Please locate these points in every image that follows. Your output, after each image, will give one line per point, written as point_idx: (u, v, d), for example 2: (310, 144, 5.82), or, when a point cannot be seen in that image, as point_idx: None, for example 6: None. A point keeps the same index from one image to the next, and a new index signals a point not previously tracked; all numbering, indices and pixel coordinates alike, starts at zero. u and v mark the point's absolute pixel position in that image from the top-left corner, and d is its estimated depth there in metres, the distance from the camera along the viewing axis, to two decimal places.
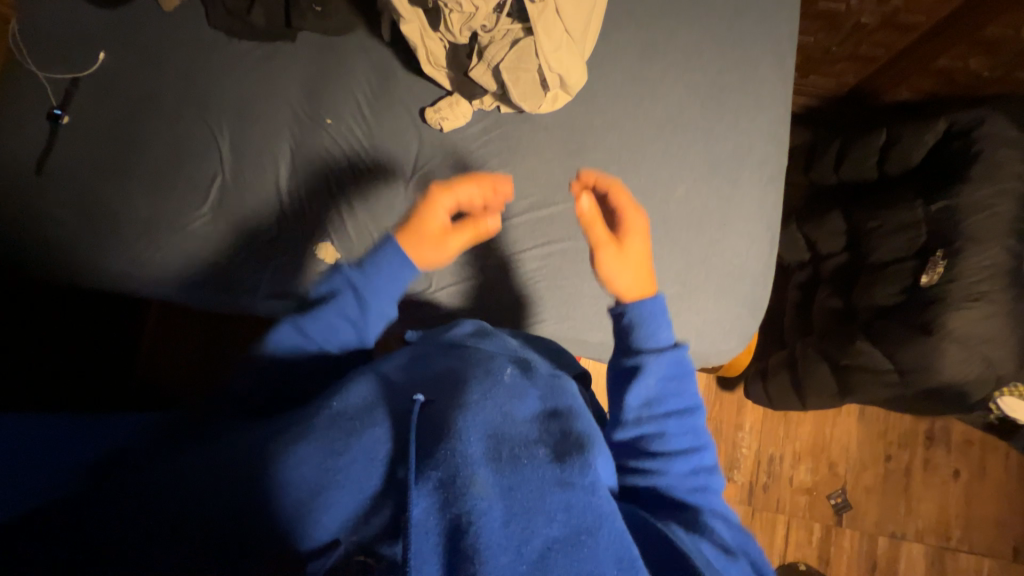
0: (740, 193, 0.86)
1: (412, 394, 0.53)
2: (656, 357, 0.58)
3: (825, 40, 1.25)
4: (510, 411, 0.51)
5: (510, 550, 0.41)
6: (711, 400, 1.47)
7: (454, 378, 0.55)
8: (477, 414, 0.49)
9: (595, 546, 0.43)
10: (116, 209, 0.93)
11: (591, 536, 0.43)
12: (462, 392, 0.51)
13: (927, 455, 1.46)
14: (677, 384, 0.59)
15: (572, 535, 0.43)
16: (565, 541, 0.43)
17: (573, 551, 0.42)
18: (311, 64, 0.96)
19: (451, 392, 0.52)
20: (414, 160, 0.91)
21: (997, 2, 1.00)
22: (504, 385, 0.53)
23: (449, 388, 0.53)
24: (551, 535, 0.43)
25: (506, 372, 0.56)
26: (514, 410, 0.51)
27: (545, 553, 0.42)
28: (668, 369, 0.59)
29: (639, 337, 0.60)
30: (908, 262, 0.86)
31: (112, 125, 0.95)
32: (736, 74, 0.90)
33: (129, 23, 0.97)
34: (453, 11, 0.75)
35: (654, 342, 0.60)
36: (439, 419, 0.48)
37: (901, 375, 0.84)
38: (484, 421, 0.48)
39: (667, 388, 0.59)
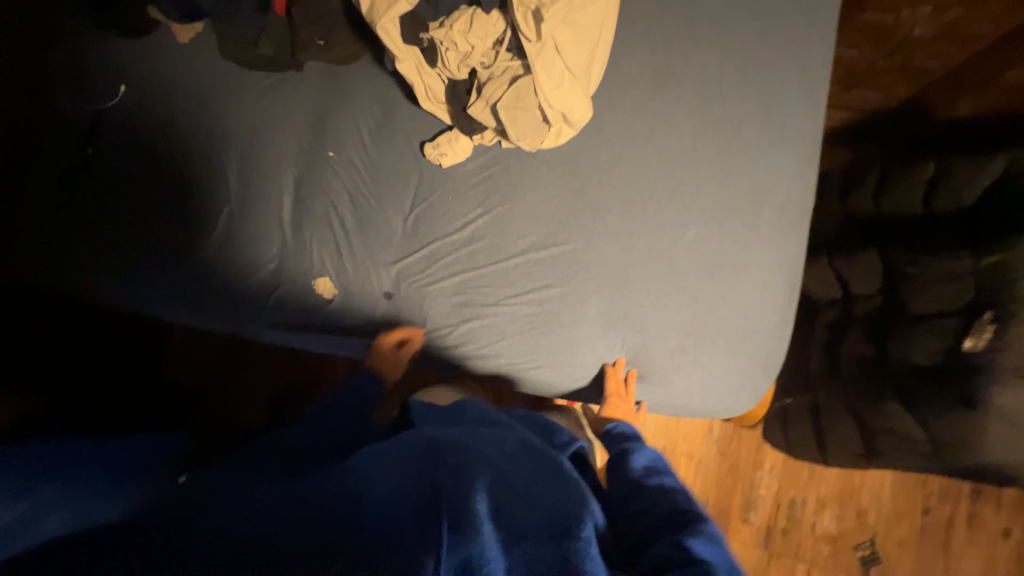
0: (757, 237, 0.79)
1: (423, 462, 0.57)
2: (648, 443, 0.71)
3: (869, 55, 1.13)
4: (507, 480, 0.56)
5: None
6: (728, 435, 1.39)
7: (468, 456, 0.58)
8: (481, 478, 0.54)
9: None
10: (130, 238, 0.96)
11: None
12: (474, 465, 0.56)
13: (972, 511, 1.32)
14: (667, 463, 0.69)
15: None
16: None
17: None
18: (316, 94, 0.95)
19: (459, 461, 0.57)
20: (413, 194, 0.89)
21: None
22: (501, 461, 0.60)
23: (466, 462, 0.57)
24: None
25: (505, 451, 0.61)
26: (511, 480, 0.56)
27: None
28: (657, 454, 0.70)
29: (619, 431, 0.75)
30: (952, 320, 0.76)
31: (130, 155, 0.98)
32: (759, 105, 0.82)
33: (147, 55, 1.00)
34: (450, 49, 0.73)
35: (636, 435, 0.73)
36: (458, 485, 0.52)
37: (933, 447, 0.77)
38: (487, 484, 0.53)
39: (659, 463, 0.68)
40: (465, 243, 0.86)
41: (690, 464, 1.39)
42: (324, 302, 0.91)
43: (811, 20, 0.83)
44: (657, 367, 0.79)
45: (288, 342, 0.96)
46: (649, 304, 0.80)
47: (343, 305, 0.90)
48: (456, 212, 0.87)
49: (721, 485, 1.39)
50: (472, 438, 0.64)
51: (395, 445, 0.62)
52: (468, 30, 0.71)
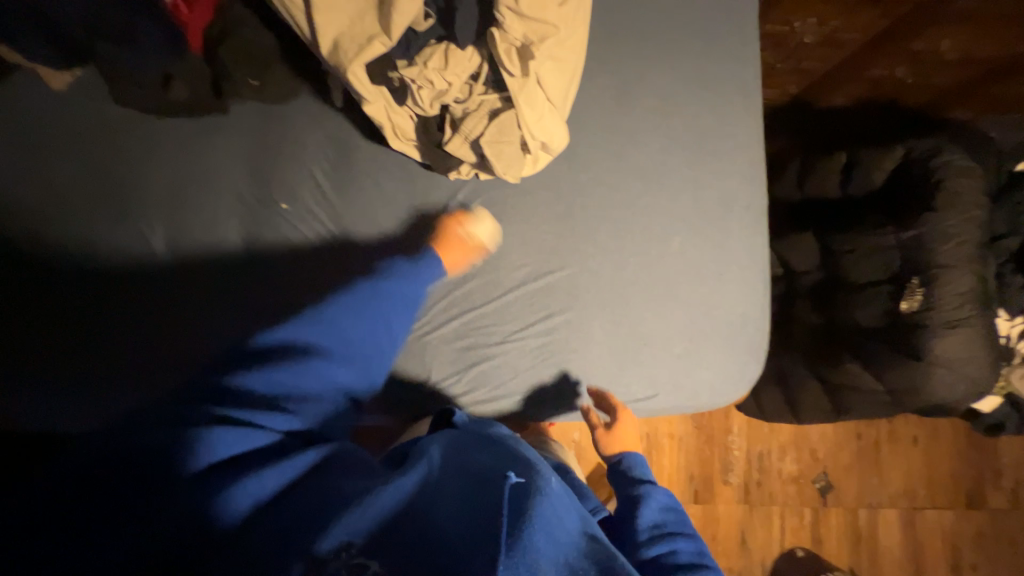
0: (731, 239, 0.86)
1: (473, 487, 0.52)
2: (659, 488, 0.72)
3: (772, 57, 1.27)
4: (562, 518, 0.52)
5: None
6: (700, 409, 1.52)
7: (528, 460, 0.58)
8: (548, 511, 0.50)
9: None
10: (28, 340, 0.76)
11: None
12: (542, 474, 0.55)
13: (891, 428, 1.60)
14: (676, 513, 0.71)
15: None
16: None
17: None
18: (251, 139, 0.83)
19: (521, 483, 0.53)
20: (391, 240, 0.82)
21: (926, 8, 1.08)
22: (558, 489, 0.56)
23: (532, 471, 0.55)
24: None
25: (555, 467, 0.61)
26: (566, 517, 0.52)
27: None
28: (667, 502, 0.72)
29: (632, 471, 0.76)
30: (886, 286, 0.90)
31: (6, 237, 0.78)
32: (711, 117, 0.89)
33: (6, 108, 0.79)
34: (423, 88, 0.67)
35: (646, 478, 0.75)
36: (525, 499, 0.50)
37: (891, 395, 0.90)
38: (549, 521, 0.49)
39: (669, 517, 0.70)
40: (459, 284, 0.82)
41: (673, 444, 1.49)
42: None
43: (742, 36, 0.91)
44: (667, 375, 0.83)
45: None
46: (650, 316, 0.83)
47: None
48: None
49: (702, 455, 1.52)
50: (518, 457, 0.59)
51: (460, 452, 0.60)
52: (444, 67, 0.65)
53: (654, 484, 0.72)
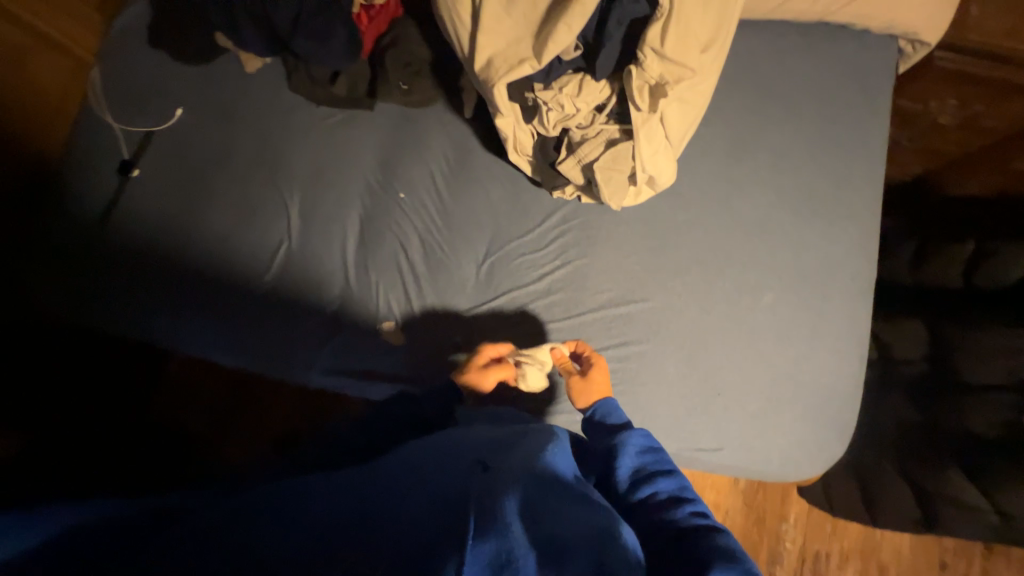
0: (831, 305, 0.82)
1: (468, 464, 0.45)
2: (636, 430, 0.63)
3: (894, 134, 1.24)
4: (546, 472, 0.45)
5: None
6: (754, 486, 1.40)
7: (509, 437, 0.51)
8: (524, 474, 0.43)
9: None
10: (176, 269, 0.90)
11: None
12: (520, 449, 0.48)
13: (986, 567, 1.36)
14: (656, 453, 0.62)
15: None
16: None
17: None
18: (388, 134, 0.94)
19: (502, 455, 0.47)
20: (487, 242, 0.88)
21: None
22: (540, 445, 0.49)
23: (507, 449, 0.49)
24: None
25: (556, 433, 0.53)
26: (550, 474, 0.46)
27: None
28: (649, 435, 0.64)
29: (609, 419, 0.67)
30: (1008, 394, 0.83)
31: (182, 183, 0.94)
32: (828, 180, 0.87)
33: (208, 82, 0.97)
34: (552, 109, 0.74)
35: (620, 419, 0.67)
36: (499, 473, 0.43)
37: (1000, 519, 0.78)
38: (528, 481, 0.43)
39: (652, 458, 0.61)
40: (541, 294, 0.85)
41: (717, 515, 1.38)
42: (387, 348, 0.87)
43: (871, 105, 0.89)
44: (736, 431, 0.79)
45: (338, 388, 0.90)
46: (728, 366, 0.80)
47: (406, 351, 0.87)
48: (533, 265, 0.87)
49: (748, 537, 1.39)
50: (499, 434, 0.53)
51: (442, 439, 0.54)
52: (577, 94, 0.72)
53: (625, 429, 0.63)
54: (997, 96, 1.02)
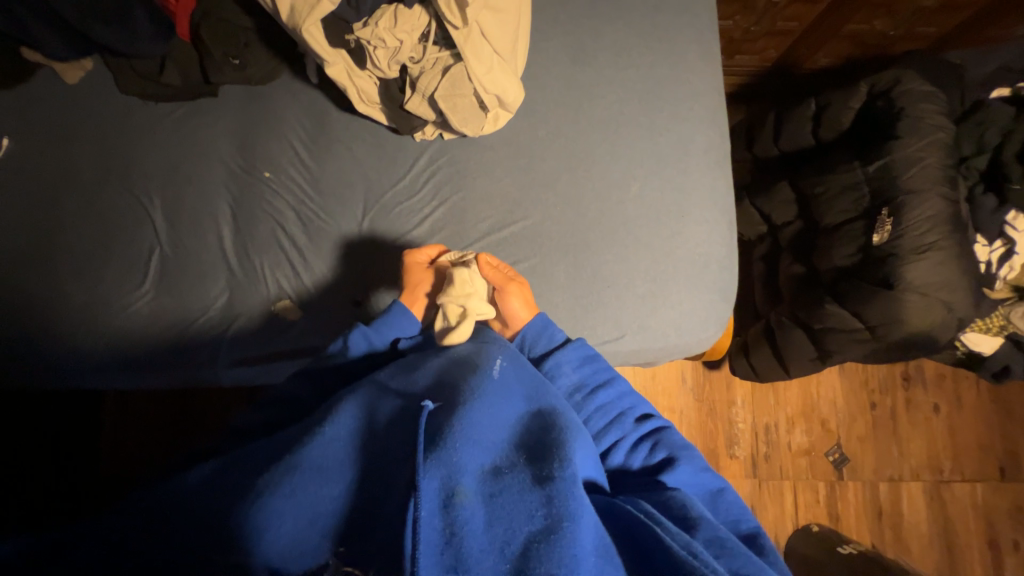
0: (691, 181, 0.89)
1: (420, 405, 0.51)
2: (563, 351, 0.70)
3: (743, 22, 1.26)
4: (490, 416, 0.51)
5: (492, 555, 0.40)
6: (701, 382, 1.47)
7: (458, 381, 0.55)
8: (470, 419, 0.49)
9: (578, 535, 0.42)
10: (47, 303, 0.85)
11: (574, 523, 0.42)
12: (466, 395, 0.52)
13: (908, 396, 1.52)
14: (592, 364, 0.71)
15: (553, 526, 0.41)
16: (549, 533, 0.41)
17: (558, 541, 0.40)
18: (239, 115, 0.91)
19: (455, 397, 0.52)
20: (363, 199, 0.88)
21: None
22: (488, 388, 0.55)
23: (456, 395, 0.53)
24: (533, 530, 0.41)
25: (492, 375, 0.57)
26: (493, 417, 0.52)
27: (528, 549, 0.40)
28: (586, 350, 0.71)
29: (538, 347, 0.72)
30: (860, 222, 0.90)
31: (29, 214, 0.87)
32: (667, 68, 0.92)
33: (31, 103, 0.90)
34: (377, 48, 0.73)
35: (553, 342, 0.72)
36: (441, 427, 0.47)
37: (869, 331, 0.88)
38: (475, 428, 0.48)
39: (585, 372, 0.70)
40: (429, 236, 0.87)
41: (673, 417, 1.44)
42: (289, 325, 0.87)
43: None
44: (632, 315, 0.85)
45: (253, 379, 0.89)
46: (612, 259, 0.85)
47: (311, 323, 0.86)
48: (412, 211, 0.87)
49: (705, 429, 1.46)
50: (459, 369, 0.58)
51: (396, 382, 0.58)
52: (394, 25, 0.71)
53: (556, 351, 0.71)
54: None
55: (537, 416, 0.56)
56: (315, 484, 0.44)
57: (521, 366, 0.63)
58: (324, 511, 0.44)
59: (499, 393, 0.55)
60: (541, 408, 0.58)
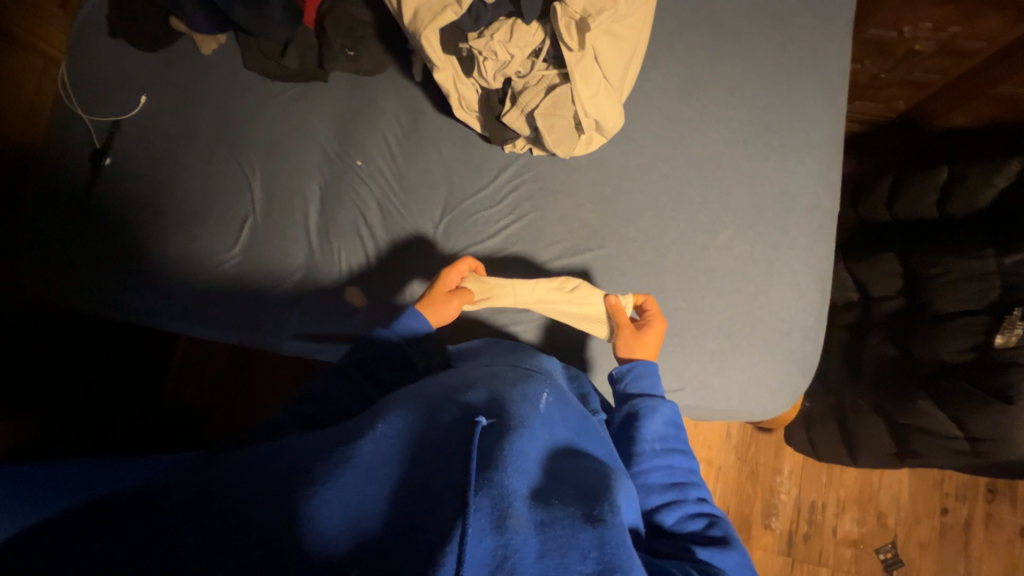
0: (788, 240, 0.82)
1: (470, 417, 0.50)
2: (664, 402, 0.67)
3: (873, 67, 1.15)
4: (538, 444, 0.50)
5: None
6: (747, 441, 1.37)
7: (508, 400, 0.53)
8: (520, 444, 0.47)
9: None
10: (150, 249, 0.93)
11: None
12: (515, 419, 0.50)
13: (989, 510, 1.34)
14: (675, 427, 0.67)
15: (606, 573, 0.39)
16: None
17: None
18: (344, 102, 0.95)
19: (505, 416, 0.50)
20: (443, 202, 0.90)
21: None
22: (536, 416, 0.53)
23: (506, 415, 0.51)
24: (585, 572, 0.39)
25: (540, 402, 0.56)
26: (541, 445, 0.50)
27: None
28: (673, 411, 0.68)
29: (632, 387, 0.70)
30: (980, 317, 0.79)
31: (150, 167, 0.96)
32: (783, 113, 0.85)
33: (169, 66, 0.99)
34: (488, 60, 0.73)
35: (649, 390, 0.69)
36: (494, 447, 0.46)
37: (970, 443, 0.79)
38: (525, 454, 0.47)
39: (669, 430, 0.66)
40: (501, 249, 0.86)
41: (709, 471, 1.36)
42: (352, 311, 0.90)
43: (828, 33, 0.87)
44: (696, 370, 0.80)
45: (309, 353, 0.93)
46: (685, 306, 0.81)
47: (371, 313, 0.89)
48: (489, 221, 0.88)
49: (742, 492, 1.36)
50: (507, 387, 0.57)
51: (445, 391, 0.57)
52: (508, 40, 0.71)
53: (654, 398, 0.68)
54: (972, 12, 0.95)
55: (580, 457, 0.54)
56: (364, 482, 0.44)
57: (564, 400, 0.61)
58: (369, 511, 0.42)
59: (545, 423, 0.53)
60: (583, 452, 0.56)
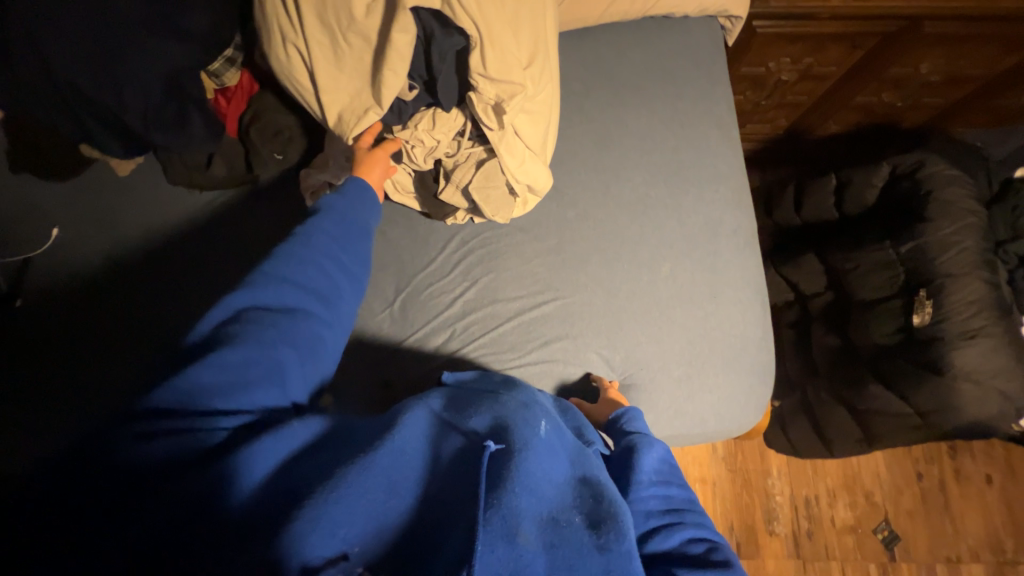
0: (721, 261, 0.89)
1: (478, 441, 0.48)
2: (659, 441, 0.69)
3: (753, 97, 1.30)
4: (545, 464, 0.48)
5: None
6: (733, 450, 1.40)
7: (514, 420, 0.51)
8: (528, 467, 0.46)
9: None
10: (70, 394, 0.82)
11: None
12: (523, 438, 0.48)
13: (956, 466, 1.43)
14: (669, 463, 0.68)
15: None
16: None
17: None
18: (276, 203, 0.94)
19: (513, 436, 0.49)
20: (395, 282, 0.88)
21: (891, 50, 1.10)
22: (542, 435, 0.51)
23: (513, 434, 0.49)
24: None
25: (542, 424, 0.53)
26: (548, 465, 0.49)
27: None
28: (662, 452, 0.69)
29: (623, 422, 0.73)
30: (896, 300, 0.88)
31: (66, 299, 0.88)
32: (690, 151, 0.95)
33: (85, 192, 0.95)
34: (416, 146, 0.79)
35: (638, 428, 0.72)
36: (502, 472, 0.45)
37: (921, 417, 0.86)
38: (532, 476, 0.46)
39: (663, 462, 0.67)
40: (461, 319, 0.86)
41: (705, 489, 1.36)
42: None
43: (711, 79, 1.00)
44: (669, 400, 0.83)
45: None
46: (646, 340, 0.85)
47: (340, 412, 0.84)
48: (443, 292, 0.87)
49: (740, 503, 1.37)
50: (511, 403, 0.54)
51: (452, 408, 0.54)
52: (432, 127, 0.77)
53: (648, 434, 0.70)
54: (817, 47, 1.13)
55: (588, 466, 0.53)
56: (376, 495, 0.44)
57: (560, 425, 0.58)
58: (381, 521, 0.43)
59: (550, 441, 0.51)
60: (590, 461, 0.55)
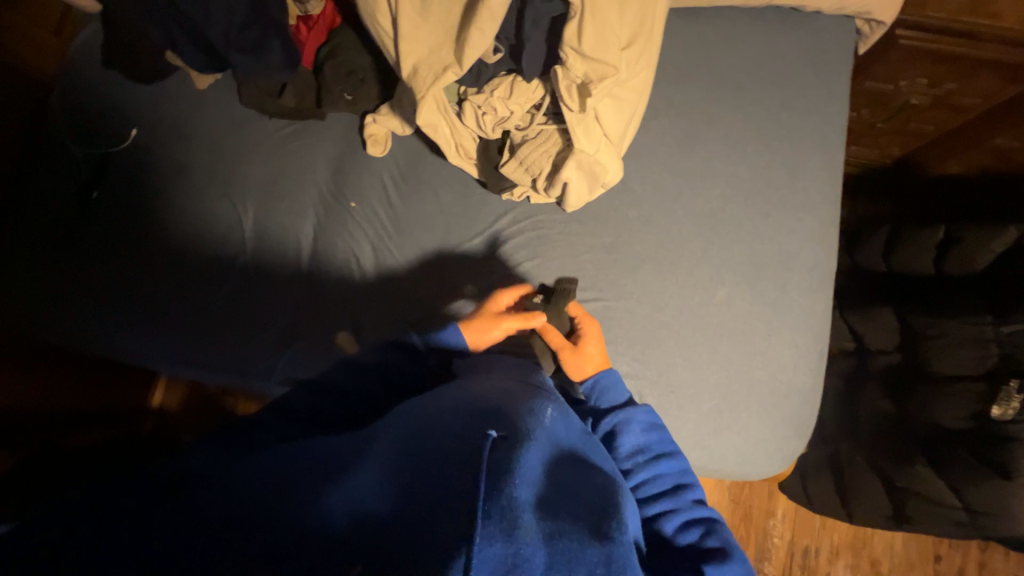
0: (787, 298, 0.82)
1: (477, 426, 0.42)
2: (638, 409, 0.65)
3: (869, 116, 1.16)
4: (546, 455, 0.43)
5: None
6: (741, 482, 1.35)
7: (517, 411, 0.45)
8: (530, 455, 0.40)
9: None
10: (133, 289, 0.90)
11: None
12: (525, 427, 0.43)
13: (982, 557, 1.33)
14: (658, 432, 0.65)
15: None
16: None
17: None
18: (340, 143, 0.94)
19: (515, 424, 0.43)
20: (439, 247, 0.88)
21: None
22: (543, 425, 0.45)
23: (514, 422, 0.43)
24: None
25: (544, 415, 0.47)
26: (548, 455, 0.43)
27: None
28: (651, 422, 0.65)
29: (604, 399, 0.68)
30: (977, 384, 0.79)
31: (137, 200, 0.93)
32: (783, 169, 0.85)
33: (165, 99, 0.97)
34: (487, 114, 0.75)
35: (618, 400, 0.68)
36: (505, 457, 0.38)
37: (968, 514, 0.79)
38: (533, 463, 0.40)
39: (653, 438, 0.64)
40: None
41: None
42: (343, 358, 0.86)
43: (828, 91, 0.87)
44: (693, 430, 0.79)
45: None
46: (683, 364, 0.80)
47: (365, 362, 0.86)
48: (484, 268, 0.86)
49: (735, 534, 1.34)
50: (512, 394, 0.50)
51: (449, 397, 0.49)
52: (508, 97, 0.73)
53: (628, 405, 0.66)
54: (967, 72, 0.95)
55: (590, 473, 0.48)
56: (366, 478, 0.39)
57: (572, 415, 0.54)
58: (363, 506, 0.36)
59: (552, 434, 0.46)
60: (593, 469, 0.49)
